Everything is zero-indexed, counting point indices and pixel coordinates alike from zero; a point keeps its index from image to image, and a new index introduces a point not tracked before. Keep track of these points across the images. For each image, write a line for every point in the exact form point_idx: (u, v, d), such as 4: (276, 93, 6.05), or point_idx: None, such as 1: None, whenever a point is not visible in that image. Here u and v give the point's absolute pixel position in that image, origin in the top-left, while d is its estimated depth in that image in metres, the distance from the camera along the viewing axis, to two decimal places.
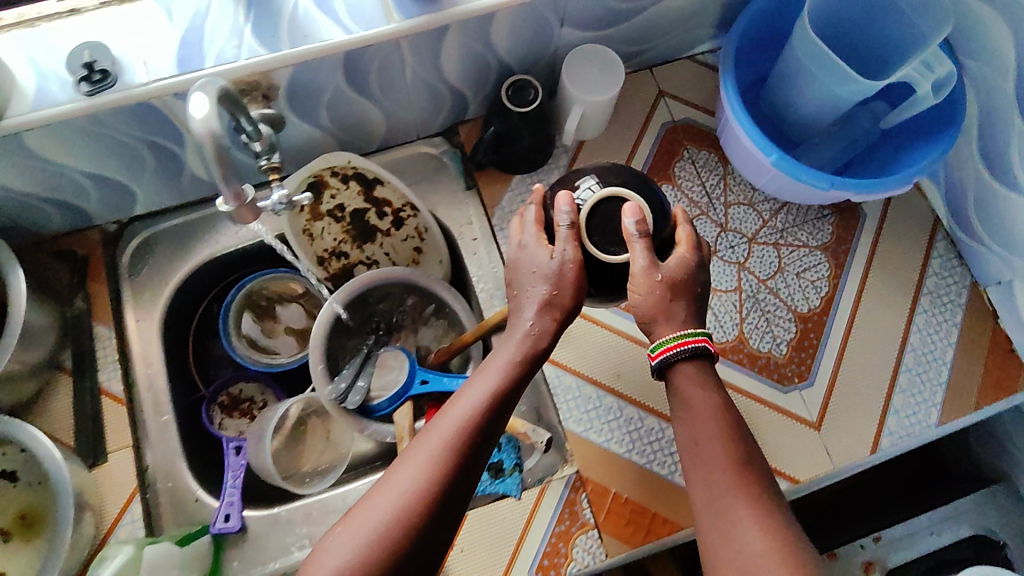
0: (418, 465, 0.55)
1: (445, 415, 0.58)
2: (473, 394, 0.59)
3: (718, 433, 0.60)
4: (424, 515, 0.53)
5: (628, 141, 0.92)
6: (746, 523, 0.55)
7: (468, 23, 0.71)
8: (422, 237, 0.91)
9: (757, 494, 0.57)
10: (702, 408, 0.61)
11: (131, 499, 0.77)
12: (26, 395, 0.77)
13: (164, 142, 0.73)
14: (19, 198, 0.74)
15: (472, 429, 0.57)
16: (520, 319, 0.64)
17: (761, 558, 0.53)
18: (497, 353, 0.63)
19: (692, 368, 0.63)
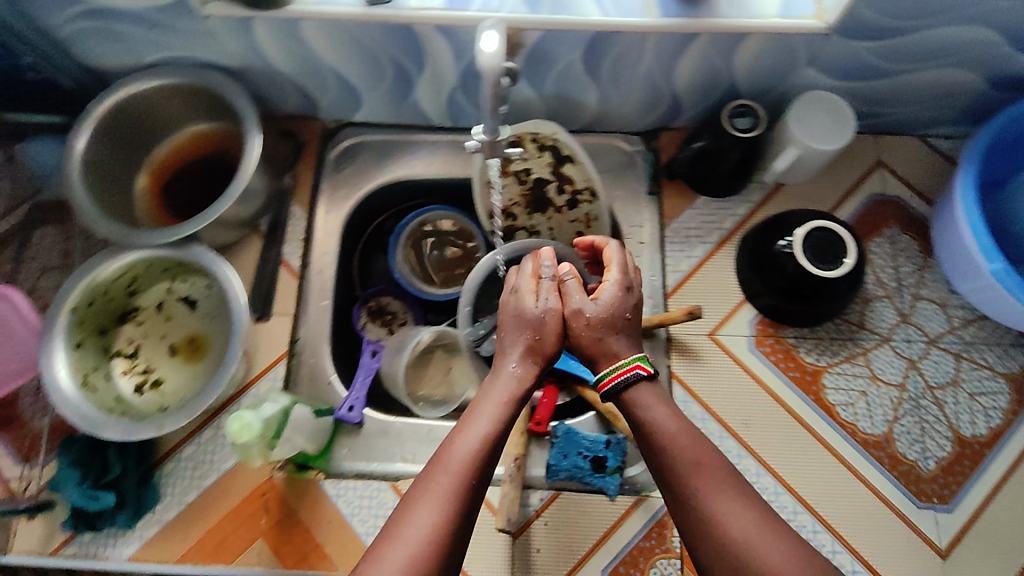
0: (433, 505, 0.55)
1: (449, 464, 0.57)
2: (471, 435, 0.59)
3: (689, 441, 0.60)
4: (453, 540, 0.55)
5: (832, 198, 0.87)
6: (729, 504, 0.57)
7: (719, 38, 0.72)
8: (586, 226, 0.92)
9: (735, 480, 0.58)
10: (660, 421, 0.61)
11: (278, 360, 0.83)
12: (224, 242, 0.86)
13: (406, 62, 0.78)
14: (275, 75, 0.83)
15: (477, 465, 0.57)
16: (502, 371, 0.64)
17: (757, 534, 0.55)
18: (481, 407, 0.61)
19: (648, 386, 0.62)
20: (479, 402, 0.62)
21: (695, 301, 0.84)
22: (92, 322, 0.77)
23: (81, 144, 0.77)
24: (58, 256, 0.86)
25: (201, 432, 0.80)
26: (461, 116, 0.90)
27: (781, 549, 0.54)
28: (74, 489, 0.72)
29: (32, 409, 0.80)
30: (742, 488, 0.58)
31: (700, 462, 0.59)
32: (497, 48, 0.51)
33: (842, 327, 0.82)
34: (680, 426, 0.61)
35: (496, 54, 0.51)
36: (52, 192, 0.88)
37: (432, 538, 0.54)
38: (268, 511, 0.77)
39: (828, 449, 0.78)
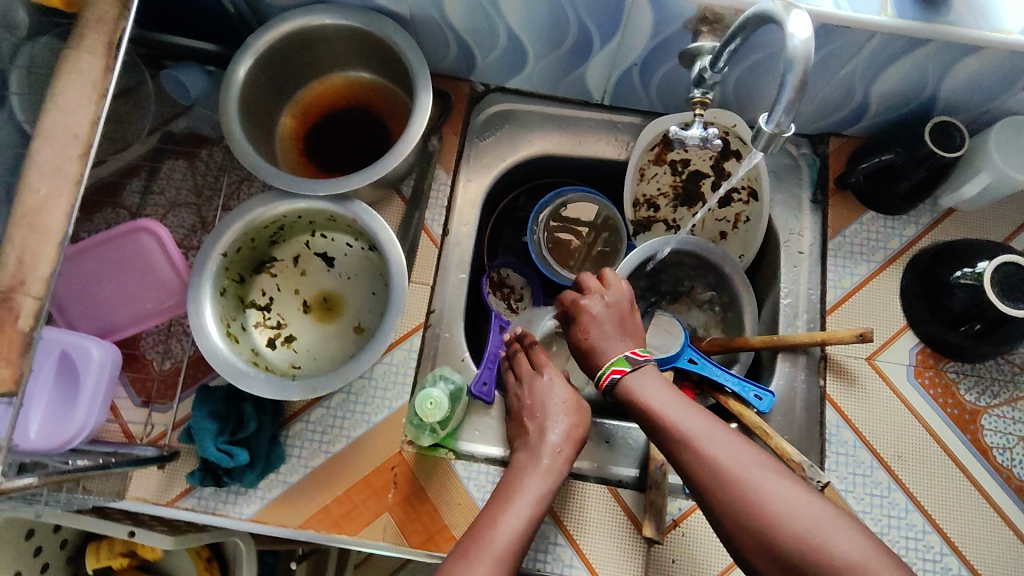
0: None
1: (492, 546, 0.57)
2: (513, 520, 0.59)
3: (681, 411, 0.57)
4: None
5: (1003, 230, 0.83)
6: (736, 457, 0.53)
7: (947, 47, 0.67)
8: (734, 227, 0.88)
9: (735, 434, 0.55)
10: (657, 401, 0.59)
11: (414, 330, 0.79)
12: (367, 200, 0.82)
13: (596, 31, 0.73)
14: (445, 28, 0.78)
15: (514, 554, 0.58)
16: (541, 447, 0.66)
17: (760, 476, 0.51)
18: (519, 496, 0.62)
19: (643, 372, 0.62)
20: (520, 483, 0.63)
21: (855, 321, 0.80)
22: (235, 267, 0.74)
23: (242, 78, 0.72)
24: (190, 193, 0.81)
25: (330, 397, 0.76)
26: (624, 95, 0.85)
27: (790, 495, 0.50)
28: (209, 442, 0.69)
29: (158, 352, 0.77)
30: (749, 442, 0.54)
31: (685, 430, 0.56)
32: (812, 32, 0.45)
33: (1005, 368, 0.79)
34: (676, 401, 0.58)
35: (809, 40, 0.45)
36: (189, 124, 0.82)
37: None
38: (396, 486, 0.73)
39: (980, 493, 0.75)
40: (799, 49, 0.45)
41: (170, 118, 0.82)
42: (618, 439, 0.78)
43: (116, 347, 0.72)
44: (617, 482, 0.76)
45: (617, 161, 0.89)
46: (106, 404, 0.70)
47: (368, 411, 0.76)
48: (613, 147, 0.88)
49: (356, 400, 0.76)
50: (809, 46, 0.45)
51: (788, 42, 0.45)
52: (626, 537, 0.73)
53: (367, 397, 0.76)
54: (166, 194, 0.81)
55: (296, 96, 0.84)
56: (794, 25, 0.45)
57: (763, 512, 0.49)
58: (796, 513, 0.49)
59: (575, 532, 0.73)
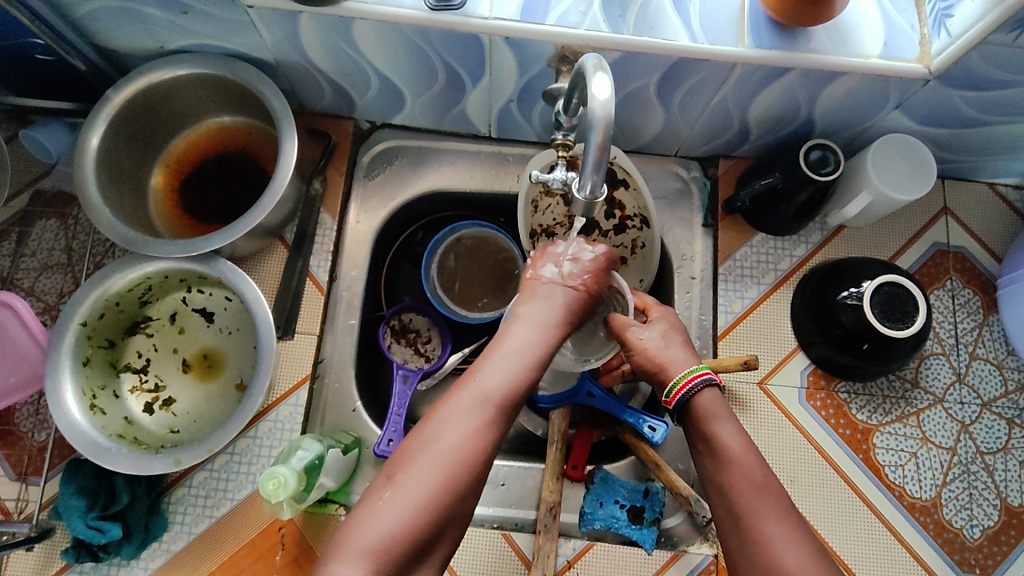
0: (461, 426, 0.51)
1: (476, 394, 0.53)
2: (497, 367, 0.55)
3: (754, 463, 0.54)
4: (478, 463, 0.51)
5: (890, 246, 0.83)
6: (785, 537, 0.50)
7: (809, 74, 0.66)
8: (631, 254, 0.85)
9: (794, 512, 0.52)
10: (730, 439, 0.56)
11: (300, 384, 0.77)
12: (246, 252, 0.79)
13: (463, 71, 0.71)
14: (313, 72, 0.75)
15: (502, 400, 0.54)
16: (532, 308, 0.61)
17: (804, 569, 0.48)
18: (508, 342, 0.58)
19: (713, 396, 0.59)
20: (509, 334, 0.58)
21: (747, 346, 0.80)
22: (102, 333, 0.72)
23: (94, 144, 0.70)
24: (61, 254, 0.78)
25: (213, 459, 0.74)
26: (510, 126, 0.83)
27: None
28: (79, 520, 0.67)
29: (31, 423, 0.74)
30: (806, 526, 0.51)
31: (753, 474, 0.54)
32: (612, 93, 0.45)
33: (896, 383, 0.79)
34: (749, 445, 0.56)
35: (608, 101, 0.45)
36: (56, 183, 0.79)
37: (452, 471, 0.49)
38: (283, 548, 0.72)
39: (872, 512, 0.75)
40: (598, 110, 0.44)
41: (36, 178, 0.79)
42: (516, 482, 0.77)
43: None
44: (513, 527, 0.75)
45: (510, 193, 0.87)
46: None
47: (252, 471, 0.73)
48: (503, 179, 0.87)
49: (239, 460, 0.74)
50: (608, 107, 0.45)
51: (590, 103, 0.45)
52: None
53: (251, 457, 0.74)
54: (35, 256, 0.78)
55: (168, 146, 0.82)
56: (595, 86, 0.45)
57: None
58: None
59: None
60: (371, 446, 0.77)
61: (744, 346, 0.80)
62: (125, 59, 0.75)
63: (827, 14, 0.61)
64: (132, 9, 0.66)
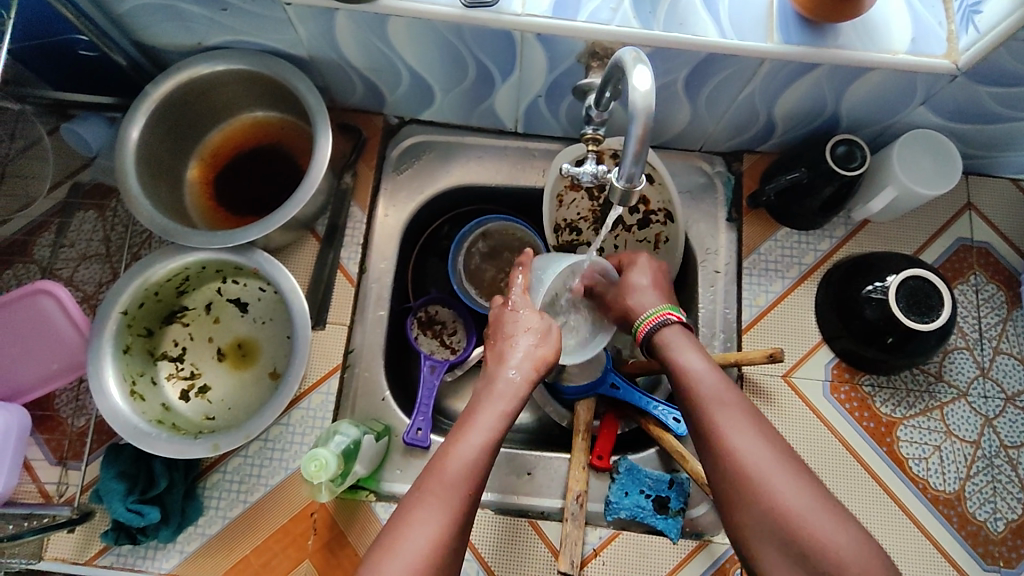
0: (434, 513, 0.52)
1: (443, 478, 0.54)
2: (469, 443, 0.56)
3: (716, 388, 0.58)
4: (452, 553, 0.52)
5: (914, 242, 0.83)
6: (751, 443, 0.54)
7: (837, 70, 0.67)
8: (655, 248, 0.86)
9: (758, 421, 0.56)
10: (691, 369, 0.61)
11: (332, 372, 0.79)
12: (279, 244, 0.81)
13: (493, 67, 0.73)
14: (345, 67, 0.77)
15: (475, 475, 0.55)
16: (500, 381, 0.62)
17: (772, 469, 0.52)
18: (480, 417, 0.59)
19: (680, 329, 0.65)
20: (477, 412, 0.60)
21: (771, 340, 0.80)
22: (142, 321, 0.73)
23: (134, 136, 0.72)
24: (100, 245, 0.80)
25: (247, 445, 0.76)
26: (537, 122, 0.84)
27: (796, 485, 0.51)
28: (119, 503, 0.69)
29: (71, 408, 0.76)
30: (770, 431, 0.55)
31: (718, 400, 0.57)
32: (652, 86, 0.47)
33: (920, 377, 0.79)
34: (715, 373, 0.60)
35: (648, 94, 0.47)
36: (95, 175, 0.82)
37: (435, 550, 0.50)
38: (315, 533, 0.73)
39: (896, 504, 0.75)
40: (639, 103, 0.46)
41: (76, 170, 0.82)
42: (543, 471, 0.78)
43: (22, 409, 0.71)
44: (540, 514, 0.76)
45: (536, 187, 0.88)
46: (15, 468, 0.69)
47: (286, 458, 0.75)
48: (529, 174, 0.88)
49: (273, 446, 0.75)
50: (649, 100, 0.47)
51: (632, 96, 0.47)
52: (545, 568, 0.73)
53: (285, 443, 0.76)
54: (73, 246, 0.80)
55: (204, 140, 0.84)
56: (635, 80, 0.47)
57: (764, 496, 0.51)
58: (796, 507, 0.50)
59: (497, 567, 0.73)
60: (400, 435, 0.78)
61: (768, 338, 0.81)
62: (163, 55, 0.77)
63: (856, 10, 0.62)
64: (173, 6, 0.67)
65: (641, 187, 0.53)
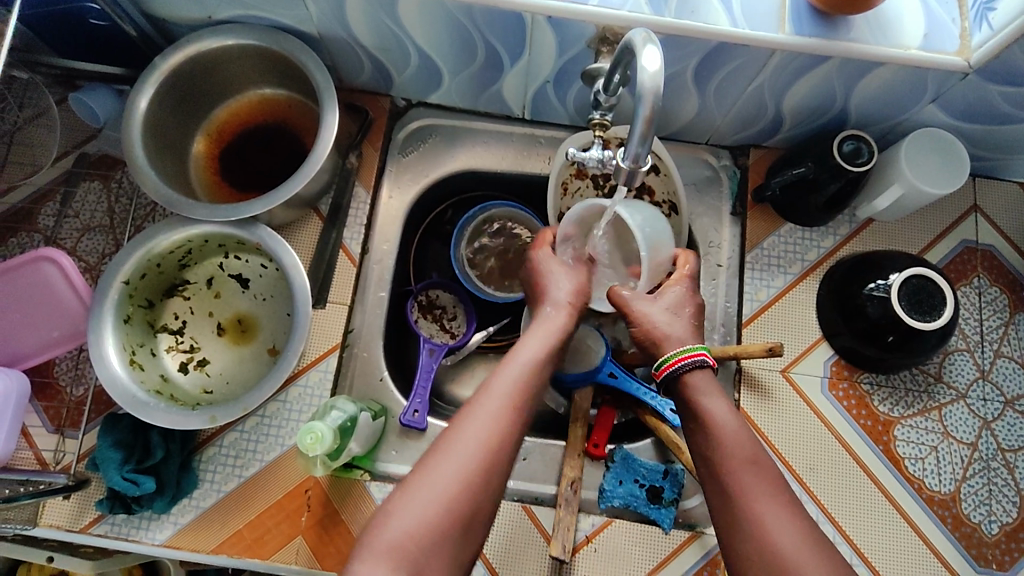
0: (485, 417, 0.55)
1: (492, 390, 0.57)
2: (516, 363, 0.60)
3: (736, 439, 0.56)
4: (501, 457, 0.54)
5: (918, 242, 0.83)
6: (776, 515, 0.52)
7: (849, 64, 0.66)
8: None
9: (784, 491, 0.53)
10: (718, 418, 0.58)
11: (330, 351, 0.78)
12: (282, 221, 0.81)
13: (502, 51, 0.73)
14: (354, 46, 0.77)
15: (523, 392, 0.58)
16: (544, 316, 0.68)
17: (797, 541, 0.50)
18: (526, 342, 0.64)
19: (705, 373, 0.61)
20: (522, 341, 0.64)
21: (770, 334, 0.80)
22: (143, 292, 0.74)
23: (142, 106, 0.72)
24: (103, 216, 0.80)
25: (244, 420, 0.76)
26: (545, 109, 0.84)
27: (823, 568, 0.48)
28: (114, 472, 0.69)
29: (69, 378, 0.76)
30: (793, 502, 0.53)
31: (732, 461, 0.55)
32: (661, 66, 0.47)
33: (919, 377, 0.79)
34: (737, 425, 0.57)
35: (657, 73, 0.47)
36: (101, 146, 0.82)
37: (482, 452, 0.53)
38: (309, 510, 0.73)
39: (891, 503, 0.75)
40: (648, 84, 0.46)
41: (82, 141, 0.82)
42: (538, 458, 0.78)
43: (21, 375, 0.71)
44: (533, 501, 0.76)
45: (541, 174, 0.88)
46: (14, 431, 0.70)
47: (282, 434, 0.75)
48: (535, 161, 0.88)
49: (270, 422, 0.76)
50: (658, 81, 0.47)
51: (641, 76, 0.47)
52: (537, 553, 0.73)
53: (282, 420, 0.76)
54: (76, 216, 0.80)
55: (211, 115, 0.84)
56: (645, 61, 0.48)
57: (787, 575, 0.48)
58: None
59: (488, 551, 0.73)
60: (397, 416, 0.79)
61: (768, 333, 0.80)
62: (172, 27, 0.77)
63: (870, 3, 0.61)
64: None
65: (648, 167, 0.53)
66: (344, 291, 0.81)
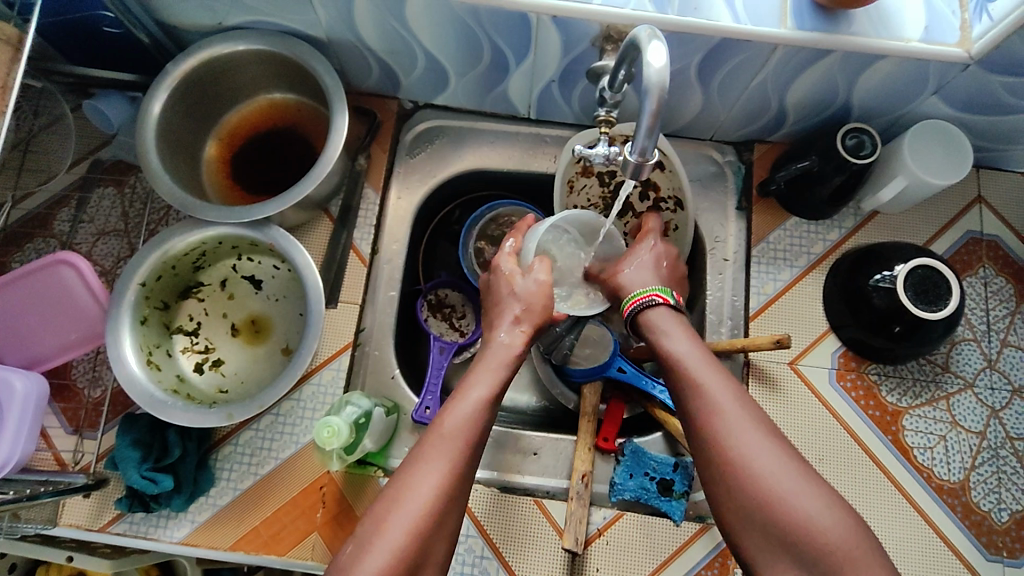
0: (436, 462, 0.54)
1: (443, 433, 0.55)
2: (468, 402, 0.58)
3: (702, 364, 0.58)
4: (451, 505, 0.53)
5: (923, 234, 0.84)
6: (751, 435, 0.53)
7: (850, 57, 0.67)
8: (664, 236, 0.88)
9: (748, 399, 0.56)
10: (685, 356, 0.59)
11: (343, 350, 0.80)
12: (293, 223, 0.82)
13: (509, 51, 0.74)
14: (362, 49, 0.78)
15: (473, 435, 0.56)
16: (495, 343, 0.65)
17: (760, 448, 0.52)
18: (476, 377, 0.61)
19: (667, 310, 0.64)
20: (471, 378, 0.61)
21: (778, 327, 0.81)
22: (159, 294, 0.75)
23: (156, 111, 0.73)
24: (118, 221, 0.82)
25: (259, 419, 0.77)
26: (550, 108, 0.85)
27: (807, 491, 0.50)
28: (133, 471, 0.70)
29: (87, 380, 0.78)
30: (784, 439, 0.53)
31: (700, 382, 0.57)
32: (667, 61, 0.48)
33: (926, 367, 0.80)
34: (700, 352, 0.59)
35: (663, 68, 0.48)
36: (115, 152, 0.83)
37: (433, 503, 0.52)
38: (324, 506, 0.74)
39: (900, 492, 0.76)
40: (654, 79, 0.47)
41: (97, 148, 0.83)
42: (550, 453, 0.79)
43: (41, 376, 0.72)
44: (545, 495, 0.77)
45: (547, 173, 0.89)
46: (34, 434, 0.71)
47: (297, 431, 0.76)
48: (541, 160, 0.89)
49: (284, 421, 0.77)
50: (664, 78, 0.48)
51: (647, 71, 0.48)
52: (550, 547, 0.73)
53: (296, 418, 0.77)
54: (91, 221, 0.82)
55: (223, 120, 0.85)
56: (651, 56, 0.48)
57: (775, 513, 0.50)
58: (781, 487, 0.50)
59: (501, 544, 0.73)
60: (409, 413, 0.79)
61: (775, 326, 0.81)
62: (183, 34, 0.78)
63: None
64: None
65: (655, 160, 0.54)
66: (356, 290, 0.82)
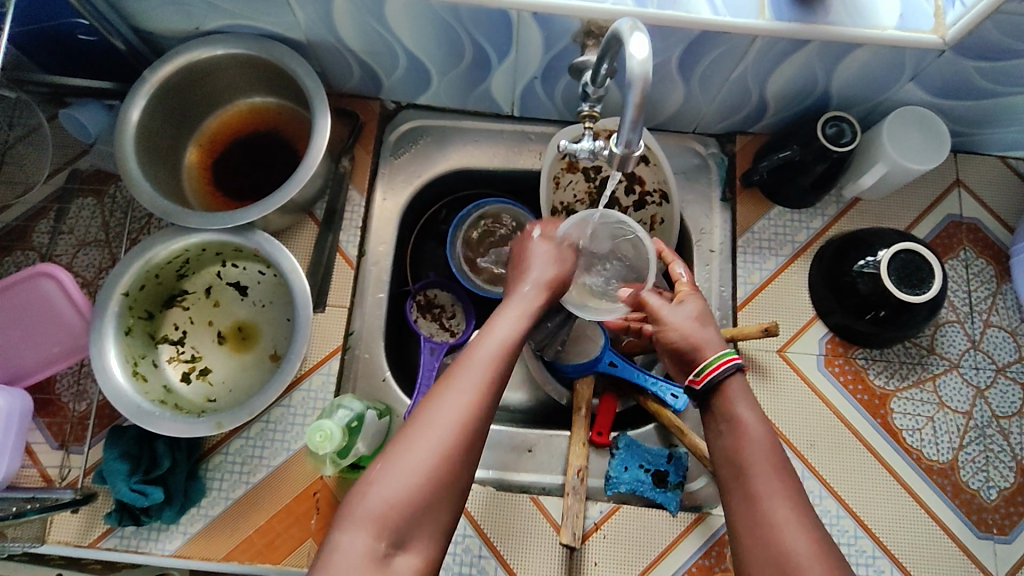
0: (467, 388, 0.51)
1: (473, 357, 0.54)
2: (506, 326, 0.57)
3: (758, 440, 0.54)
4: (480, 429, 0.52)
5: (905, 218, 0.85)
6: (795, 522, 0.49)
7: (828, 46, 0.68)
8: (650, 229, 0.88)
9: (806, 493, 0.51)
10: (743, 430, 0.54)
11: (332, 354, 0.79)
12: (278, 227, 0.81)
13: (490, 48, 0.73)
14: (342, 50, 0.77)
15: (509, 356, 0.55)
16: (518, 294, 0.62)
17: (810, 553, 0.47)
18: (508, 313, 0.59)
19: (740, 378, 0.58)
20: (498, 315, 0.59)
21: (766, 316, 0.82)
22: (142, 303, 0.74)
23: (133, 118, 0.72)
24: (99, 231, 0.80)
25: (248, 427, 0.76)
26: (534, 104, 0.85)
27: None
28: (122, 484, 0.69)
29: (71, 394, 0.76)
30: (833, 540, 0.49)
31: (757, 462, 0.52)
32: (649, 53, 0.48)
33: (912, 350, 0.81)
34: (762, 428, 0.54)
35: (646, 60, 0.48)
36: (93, 162, 0.82)
37: (465, 419, 0.50)
38: (319, 513, 0.73)
39: (891, 474, 0.77)
40: (637, 71, 0.47)
41: (74, 157, 0.82)
42: (545, 451, 0.79)
43: (24, 392, 0.71)
44: (540, 492, 0.77)
45: (532, 170, 0.89)
46: (18, 451, 0.69)
47: (288, 438, 0.75)
48: (526, 157, 0.89)
49: (274, 428, 0.76)
50: (646, 70, 0.48)
51: (630, 63, 0.48)
52: (547, 543, 0.73)
53: (286, 425, 0.76)
54: (71, 232, 0.80)
55: (202, 127, 0.84)
56: (634, 48, 0.49)
57: None
58: None
59: (498, 543, 0.73)
60: (402, 415, 0.79)
61: (763, 314, 0.82)
62: (158, 39, 0.77)
63: None
64: None
65: (640, 152, 0.54)
66: (343, 294, 0.81)
